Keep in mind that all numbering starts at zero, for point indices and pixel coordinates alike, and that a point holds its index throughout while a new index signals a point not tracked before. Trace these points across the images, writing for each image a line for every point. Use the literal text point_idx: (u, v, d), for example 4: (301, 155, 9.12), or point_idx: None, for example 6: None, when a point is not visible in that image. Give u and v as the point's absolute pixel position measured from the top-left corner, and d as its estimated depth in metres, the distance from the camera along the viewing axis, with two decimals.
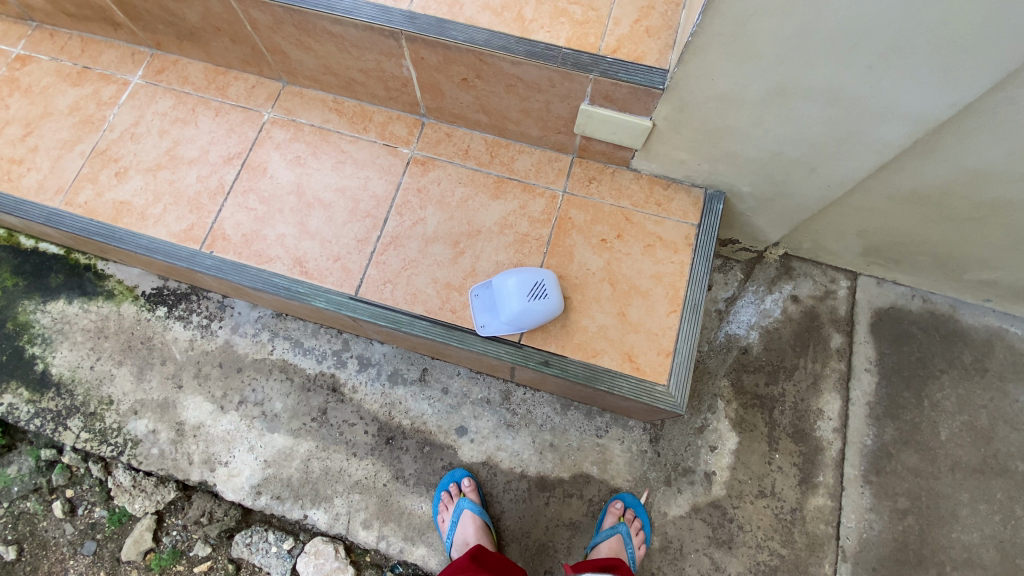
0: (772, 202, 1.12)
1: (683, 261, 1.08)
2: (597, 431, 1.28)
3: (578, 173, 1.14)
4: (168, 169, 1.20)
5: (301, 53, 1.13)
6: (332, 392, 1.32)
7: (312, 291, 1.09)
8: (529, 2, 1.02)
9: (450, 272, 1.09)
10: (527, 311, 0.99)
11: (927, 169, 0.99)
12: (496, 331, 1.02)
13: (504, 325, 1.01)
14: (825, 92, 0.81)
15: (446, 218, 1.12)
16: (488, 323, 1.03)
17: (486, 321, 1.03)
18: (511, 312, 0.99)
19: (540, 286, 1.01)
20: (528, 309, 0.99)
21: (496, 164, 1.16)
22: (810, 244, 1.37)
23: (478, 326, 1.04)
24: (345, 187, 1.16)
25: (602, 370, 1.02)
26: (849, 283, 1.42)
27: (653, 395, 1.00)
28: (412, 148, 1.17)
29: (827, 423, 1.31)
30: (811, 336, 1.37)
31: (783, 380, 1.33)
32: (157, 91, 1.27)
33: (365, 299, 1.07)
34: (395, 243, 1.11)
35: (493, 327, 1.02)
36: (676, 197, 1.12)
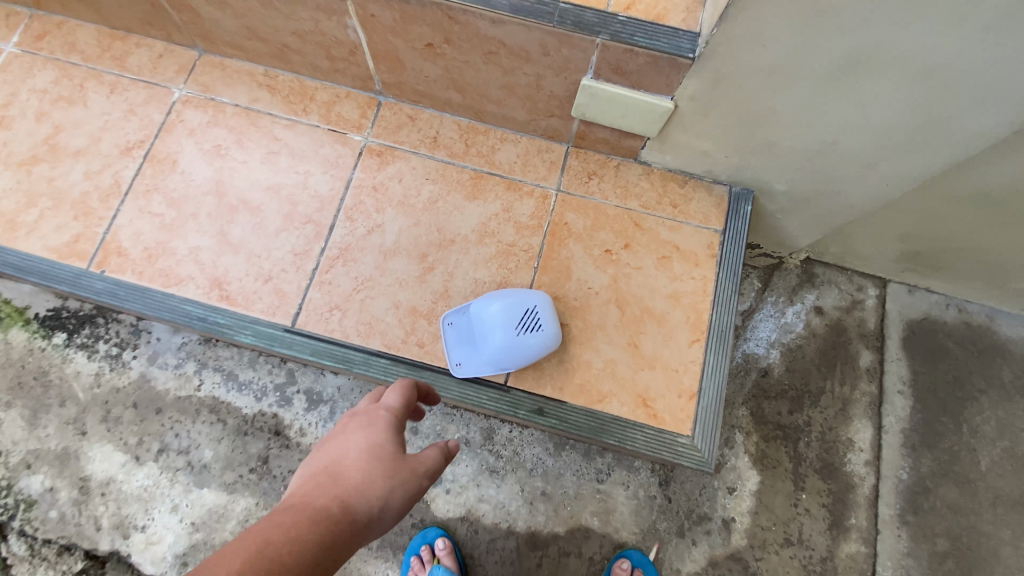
0: (810, 203, 0.92)
1: (706, 277, 0.87)
2: (598, 476, 1.05)
3: (575, 167, 0.92)
4: (48, 163, 0.93)
5: (214, 11, 0.87)
6: (274, 436, 1.07)
7: (233, 323, 0.84)
8: None
9: (414, 294, 0.85)
10: (517, 349, 0.78)
11: (1005, 165, 0.80)
12: (476, 372, 0.81)
13: (487, 366, 0.80)
14: (914, 66, 0.60)
15: (409, 223, 0.88)
16: (465, 361, 0.81)
17: (460, 358, 0.82)
18: (498, 351, 0.78)
19: (532, 315, 0.78)
20: (516, 347, 0.78)
21: (473, 155, 0.92)
22: (838, 249, 1.18)
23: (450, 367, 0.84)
24: (279, 185, 0.90)
25: (610, 419, 0.81)
26: (877, 291, 1.25)
27: (674, 449, 0.80)
28: (366, 136, 0.93)
29: (857, 455, 1.14)
30: (838, 354, 1.19)
31: (809, 407, 1.15)
32: (35, 61, 0.99)
33: (303, 332, 0.83)
34: (344, 256, 0.86)
35: (472, 368, 0.81)
36: (695, 196, 0.91)
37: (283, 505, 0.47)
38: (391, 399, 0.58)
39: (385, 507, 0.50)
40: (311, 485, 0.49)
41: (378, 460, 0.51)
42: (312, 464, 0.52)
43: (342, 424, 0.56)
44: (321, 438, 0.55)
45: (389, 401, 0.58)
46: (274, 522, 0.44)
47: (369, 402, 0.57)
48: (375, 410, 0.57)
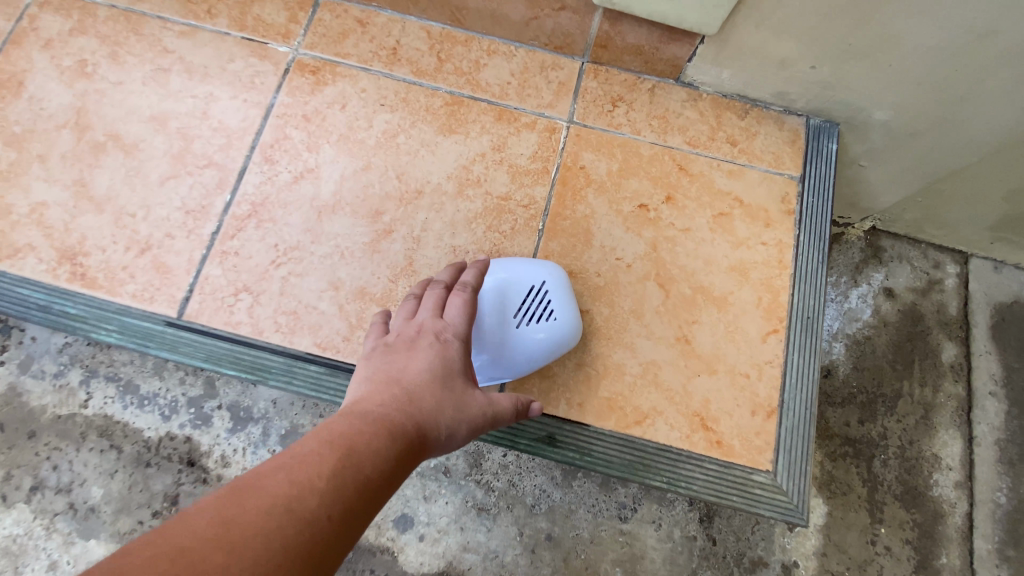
0: (917, 139, 0.66)
1: (781, 242, 0.62)
2: (620, 513, 0.80)
3: (593, 90, 0.65)
4: None
5: None
6: (186, 468, 0.80)
7: (86, 314, 0.56)
8: None
9: (361, 269, 0.58)
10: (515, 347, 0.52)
11: None
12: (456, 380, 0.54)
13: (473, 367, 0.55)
14: None
15: (356, 167, 0.61)
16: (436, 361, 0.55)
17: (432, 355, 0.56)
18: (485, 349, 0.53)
19: (539, 297, 0.53)
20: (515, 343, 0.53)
21: (448, 73, 0.64)
22: (917, 214, 0.93)
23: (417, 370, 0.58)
24: (167, 115, 0.62)
25: (653, 450, 0.55)
26: (957, 269, 1.01)
27: (747, 492, 0.54)
28: (295, 46, 0.65)
29: (944, 475, 0.90)
30: (916, 348, 0.95)
31: (883, 415, 0.91)
32: None
33: (191, 326, 0.56)
34: (258, 214, 0.59)
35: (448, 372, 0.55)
36: (760, 131, 0.65)
37: (350, 411, 0.41)
38: (455, 314, 0.49)
39: (461, 424, 0.45)
40: (380, 394, 0.43)
41: (453, 379, 0.46)
42: (376, 369, 0.45)
43: (404, 335, 0.48)
44: (382, 343, 0.48)
45: (452, 316, 0.49)
46: (350, 425, 0.39)
47: (431, 311, 0.49)
48: (440, 324, 0.49)
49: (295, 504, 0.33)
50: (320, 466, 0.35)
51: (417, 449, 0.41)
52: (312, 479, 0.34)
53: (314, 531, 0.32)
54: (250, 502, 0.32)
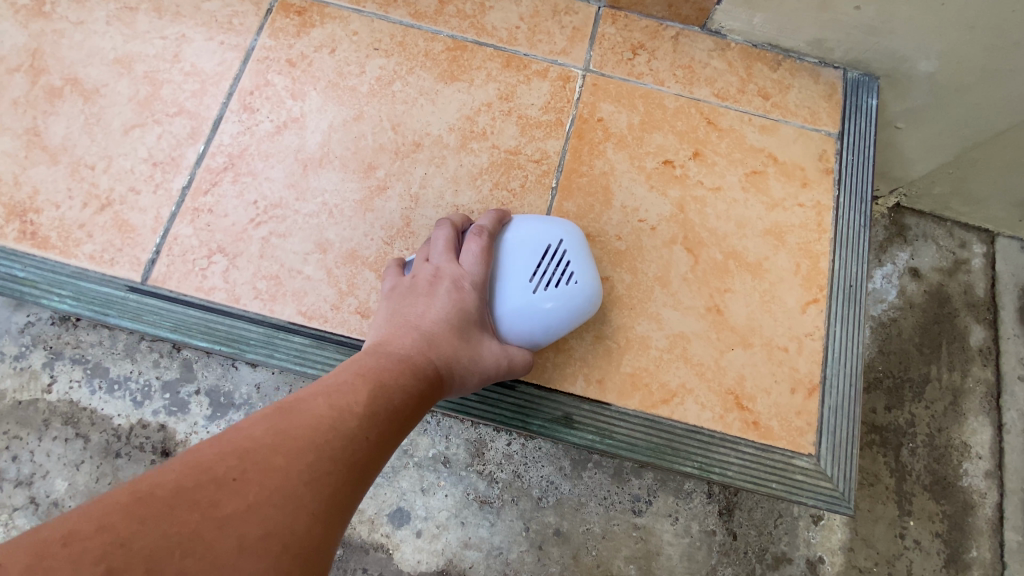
0: (963, 96, 0.61)
1: (820, 204, 0.56)
2: (634, 505, 0.74)
3: (611, 36, 0.58)
4: None
5: None
6: (160, 458, 0.72)
7: (39, 278, 0.49)
8: None
9: (352, 230, 0.51)
10: (525, 316, 0.46)
11: None
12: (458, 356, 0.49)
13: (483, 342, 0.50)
14: None
15: (346, 117, 0.54)
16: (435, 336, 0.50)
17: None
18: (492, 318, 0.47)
19: (555, 257, 0.46)
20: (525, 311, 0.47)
21: (450, 16, 0.58)
22: (945, 189, 0.88)
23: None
24: (134, 58, 0.55)
25: (683, 432, 0.49)
26: (984, 248, 0.95)
27: (789, 479, 0.49)
28: None
29: (975, 465, 0.85)
30: (943, 331, 0.90)
31: (911, 401, 0.85)
32: None
33: (158, 291, 0.49)
34: (236, 168, 0.52)
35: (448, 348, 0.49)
36: (794, 83, 0.59)
37: (373, 351, 0.42)
38: (471, 261, 0.47)
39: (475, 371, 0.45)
40: (400, 337, 0.44)
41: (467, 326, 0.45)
42: (395, 312, 0.45)
43: (420, 278, 0.47)
44: (400, 284, 0.47)
45: (469, 264, 0.46)
46: (376, 362, 0.41)
47: (446, 257, 0.46)
48: (457, 270, 0.46)
49: (339, 424, 0.36)
50: (354, 395, 0.38)
51: (434, 393, 0.43)
52: (351, 404, 0.37)
53: (358, 448, 0.35)
54: (297, 420, 0.35)
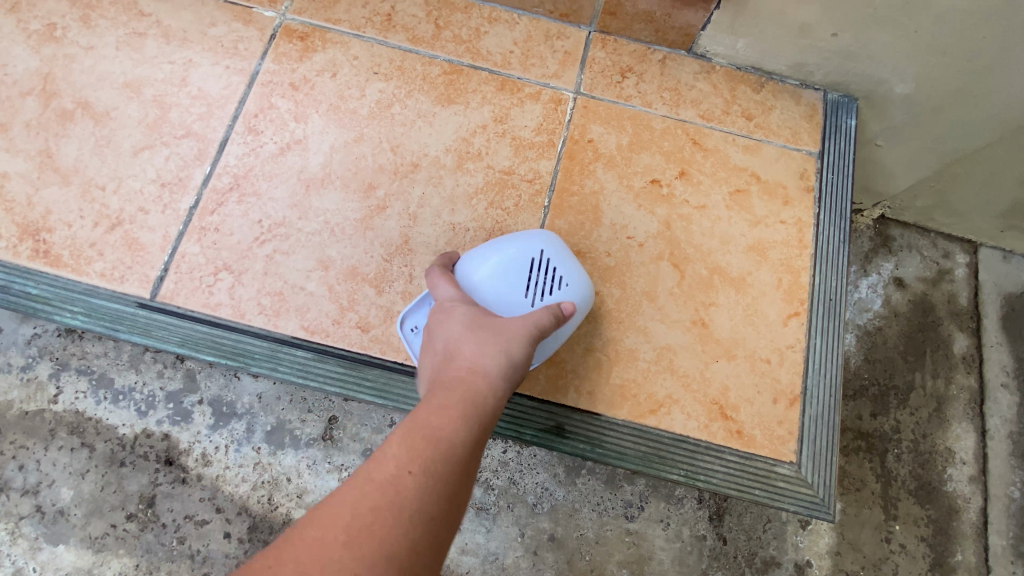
0: (938, 116, 0.63)
1: (801, 221, 0.58)
2: (627, 512, 0.76)
3: (601, 60, 0.61)
4: None
5: None
6: (164, 467, 0.73)
7: (53, 295, 0.51)
8: None
9: (353, 248, 0.54)
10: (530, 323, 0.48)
11: None
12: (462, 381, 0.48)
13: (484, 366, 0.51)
14: None
15: (346, 138, 0.57)
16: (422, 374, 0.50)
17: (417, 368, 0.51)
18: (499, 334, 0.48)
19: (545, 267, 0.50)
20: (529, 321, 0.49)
21: (447, 40, 0.60)
22: (927, 201, 0.90)
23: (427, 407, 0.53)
24: (143, 82, 0.58)
25: (669, 441, 0.51)
26: (967, 258, 0.98)
27: (771, 485, 0.51)
28: (281, 11, 0.60)
29: (959, 470, 0.87)
30: (928, 340, 0.92)
31: (896, 408, 0.88)
32: None
33: (168, 308, 0.51)
34: (241, 188, 0.54)
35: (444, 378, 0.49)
36: (777, 105, 0.62)
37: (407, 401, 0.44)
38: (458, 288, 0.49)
39: (506, 374, 0.45)
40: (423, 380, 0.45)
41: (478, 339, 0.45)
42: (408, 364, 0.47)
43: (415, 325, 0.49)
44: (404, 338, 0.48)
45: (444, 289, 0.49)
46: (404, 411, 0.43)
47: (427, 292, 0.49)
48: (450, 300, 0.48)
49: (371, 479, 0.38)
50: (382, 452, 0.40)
51: (471, 400, 0.43)
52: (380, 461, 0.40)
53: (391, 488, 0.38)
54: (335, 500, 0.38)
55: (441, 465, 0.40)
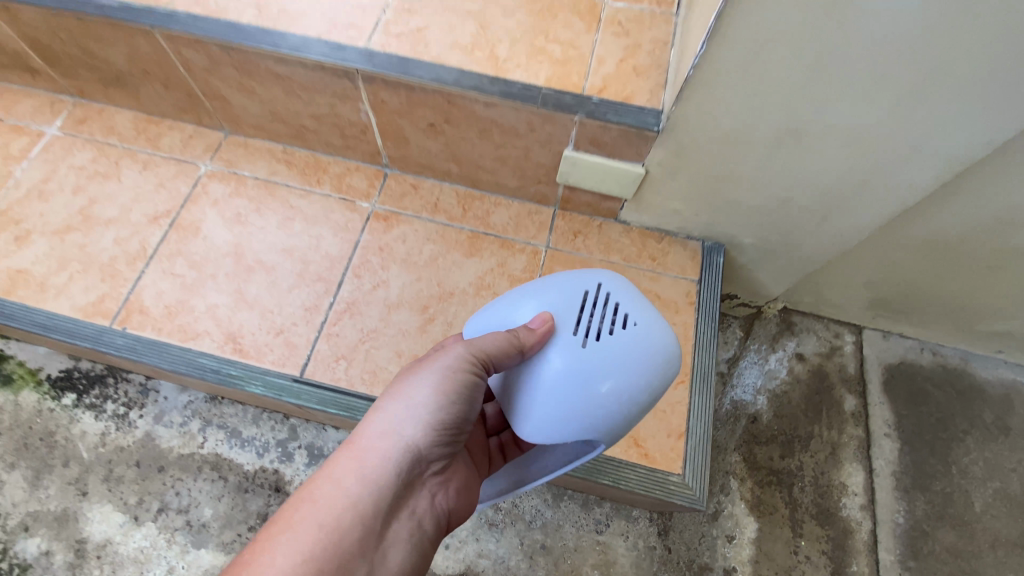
0: (777, 254, 1.00)
1: (687, 323, 0.95)
2: (597, 527, 1.07)
3: (562, 226, 1.01)
4: (81, 232, 1.03)
5: (243, 98, 0.98)
6: (275, 492, 1.07)
7: (245, 374, 0.89)
8: (503, 40, 0.88)
9: (415, 345, 0.91)
10: (485, 399, 0.66)
11: (944, 217, 0.89)
12: (554, 429, 0.60)
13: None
14: (845, 134, 0.70)
15: (411, 279, 0.96)
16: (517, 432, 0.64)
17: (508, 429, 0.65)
18: (590, 378, 0.59)
19: (602, 309, 0.62)
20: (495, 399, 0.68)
21: (470, 217, 1.01)
22: (812, 297, 1.26)
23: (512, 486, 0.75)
24: (293, 247, 0.99)
25: (604, 459, 0.86)
26: (854, 337, 1.32)
27: (667, 487, 0.84)
28: (373, 202, 1.02)
29: (852, 500, 1.15)
30: (824, 400, 1.24)
31: (799, 452, 1.19)
32: (76, 143, 1.12)
33: (311, 381, 0.88)
34: (351, 310, 0.93)
35: (548, 428, 0.61)
36: (672, 250, 1.01)
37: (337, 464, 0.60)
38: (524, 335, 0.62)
39: (405, 449, 0.60)
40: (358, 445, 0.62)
41: (373, 429, 0.61)
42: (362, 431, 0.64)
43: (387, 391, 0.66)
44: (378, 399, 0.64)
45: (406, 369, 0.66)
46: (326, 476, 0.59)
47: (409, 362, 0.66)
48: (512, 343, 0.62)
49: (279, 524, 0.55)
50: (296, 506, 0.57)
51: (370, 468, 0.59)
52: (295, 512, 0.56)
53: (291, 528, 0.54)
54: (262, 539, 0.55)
55: (333, 517, 0.55)
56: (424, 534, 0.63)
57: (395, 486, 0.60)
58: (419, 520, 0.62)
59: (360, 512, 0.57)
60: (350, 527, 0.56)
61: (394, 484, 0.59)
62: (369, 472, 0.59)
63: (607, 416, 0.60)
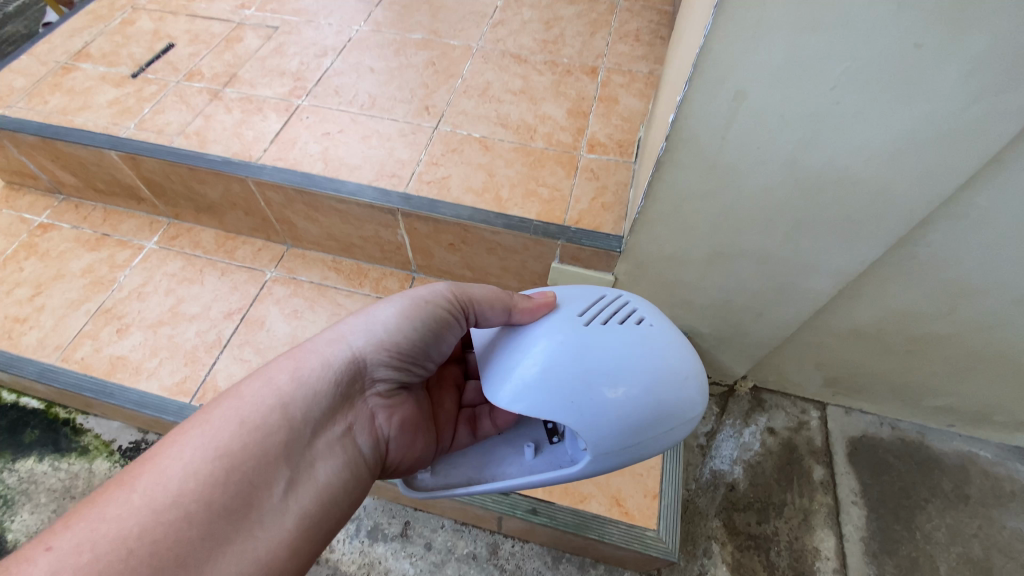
0: (731, 341, 1.23)
1: None
2: None
3: None
4: (169, 326, 1.29)
5: (307, 223, 1.28)
6: None
7: None
8: (506, 183, 1.17)
9: None
10: (432, 341, 0.79)
11: (858, 312, 1.12)
12: (570, 393, 0.66)
13: (569, 437, 0.78)
14: (756, 255, 0.95)
15: None
16: (520, 391, 0.67)
17: (511, 388, 0.67)
18: (606, 351, 0.67)
19: (625, 308, 0.73)
20: (435, 344, 0.80)
21: None
22: (776, 377, 1.45)
23: (467, 483, 0.85)
24: None
25: (591, 516, 1.04)
26: (819, 412, 1.49)
27: (644, 541, 1.01)
28: None
29: (825, 563, 1.27)
30: (794, 469, 1.39)
31: (775, 518, 1.33)
32: (169, 254, 1.41)
33: None
34: None
35: (562, 391, 0.66)
36: None
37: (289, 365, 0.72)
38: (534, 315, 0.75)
39: (356, 356, 0.74)
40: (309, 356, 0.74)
41: (323, 341, 0.74)
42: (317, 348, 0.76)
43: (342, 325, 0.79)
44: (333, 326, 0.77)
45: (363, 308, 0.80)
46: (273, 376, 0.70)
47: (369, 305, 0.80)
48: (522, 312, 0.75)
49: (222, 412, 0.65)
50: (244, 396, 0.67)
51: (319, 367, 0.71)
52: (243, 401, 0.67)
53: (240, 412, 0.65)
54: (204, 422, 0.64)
55: (275, 404, 0.66)
56: (356, 453, 0.72)
57: (330, 394, 0.71)
58: (351, 432, 0.72)
59: (299, 404, 0.68)
60: (289, 416, 0.66)
61: (335, 391, 0.71)
62: (308, 374, 0.70)
63: (619, 387, 0.67)
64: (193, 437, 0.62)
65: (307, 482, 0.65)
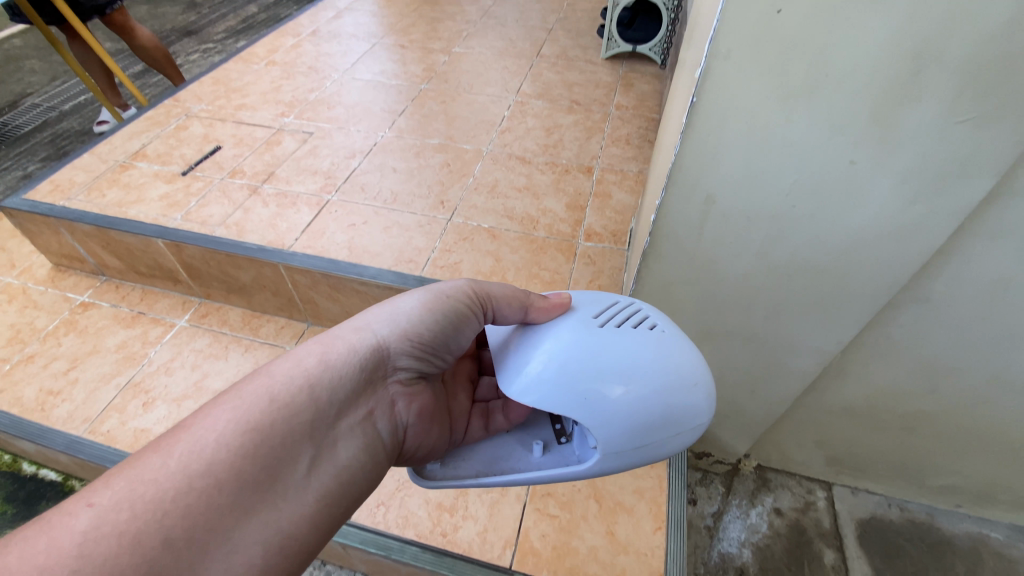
0: (728, 417, 1.28)
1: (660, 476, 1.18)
2: None
3: None
4: (193, 399, 1.36)
5: (329, 303, 1.39)
6: None
7: None
8: (511, 268, 1.29)
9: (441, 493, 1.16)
10: (453, 331, 0.75)
11: (846, 390, 1.17)
12: (573, 390, 0.62)
13: (578, 436, 0.74)
14: (741, 334, 1.03)
15: None
16: (528, 384, 0.64)
17: (522, 380, 0.65)
18: (614, 347, 0.65)
19: (637, 312, 0.69)
20: (456, 336, 0.76)
21: None
22: (778, 456, 1.46)
23: (476, 476, 0.78)
24: None
25: None
26: (826, 492, 1.48)
27: None
28: None
29: None
30: (804, 553, 1.38)
31: None
32: (198, 331, 1.52)
33: (357, 523, 1.13)
34: None
35: (566, 389, 0.63)
36: None
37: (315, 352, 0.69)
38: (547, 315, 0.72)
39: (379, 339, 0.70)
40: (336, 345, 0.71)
41: (347, 326, 0.71)
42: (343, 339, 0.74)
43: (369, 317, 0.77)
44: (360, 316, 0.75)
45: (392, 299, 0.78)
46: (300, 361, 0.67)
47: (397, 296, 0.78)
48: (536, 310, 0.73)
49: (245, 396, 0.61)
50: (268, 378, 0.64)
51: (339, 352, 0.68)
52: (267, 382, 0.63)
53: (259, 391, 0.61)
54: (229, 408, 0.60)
55: (297, 381, 0.62)
56: (376, 438, 0.68)
57: (353, 377, 0.67)
58: (374, 420, 0.68)
59: (322, 382, 0.64)
60: (309, 396, 0.62)
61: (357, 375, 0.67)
62: (334, 358, 0.67)
63: (625, 390, 0.63)
64: (224, 410, 0.58)
65: (327, 462, 0.61)
